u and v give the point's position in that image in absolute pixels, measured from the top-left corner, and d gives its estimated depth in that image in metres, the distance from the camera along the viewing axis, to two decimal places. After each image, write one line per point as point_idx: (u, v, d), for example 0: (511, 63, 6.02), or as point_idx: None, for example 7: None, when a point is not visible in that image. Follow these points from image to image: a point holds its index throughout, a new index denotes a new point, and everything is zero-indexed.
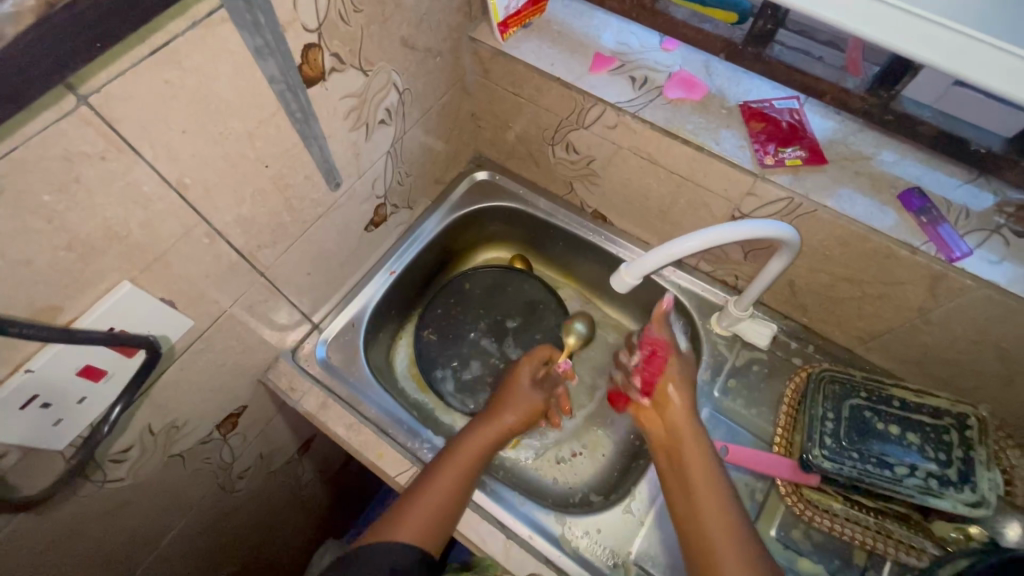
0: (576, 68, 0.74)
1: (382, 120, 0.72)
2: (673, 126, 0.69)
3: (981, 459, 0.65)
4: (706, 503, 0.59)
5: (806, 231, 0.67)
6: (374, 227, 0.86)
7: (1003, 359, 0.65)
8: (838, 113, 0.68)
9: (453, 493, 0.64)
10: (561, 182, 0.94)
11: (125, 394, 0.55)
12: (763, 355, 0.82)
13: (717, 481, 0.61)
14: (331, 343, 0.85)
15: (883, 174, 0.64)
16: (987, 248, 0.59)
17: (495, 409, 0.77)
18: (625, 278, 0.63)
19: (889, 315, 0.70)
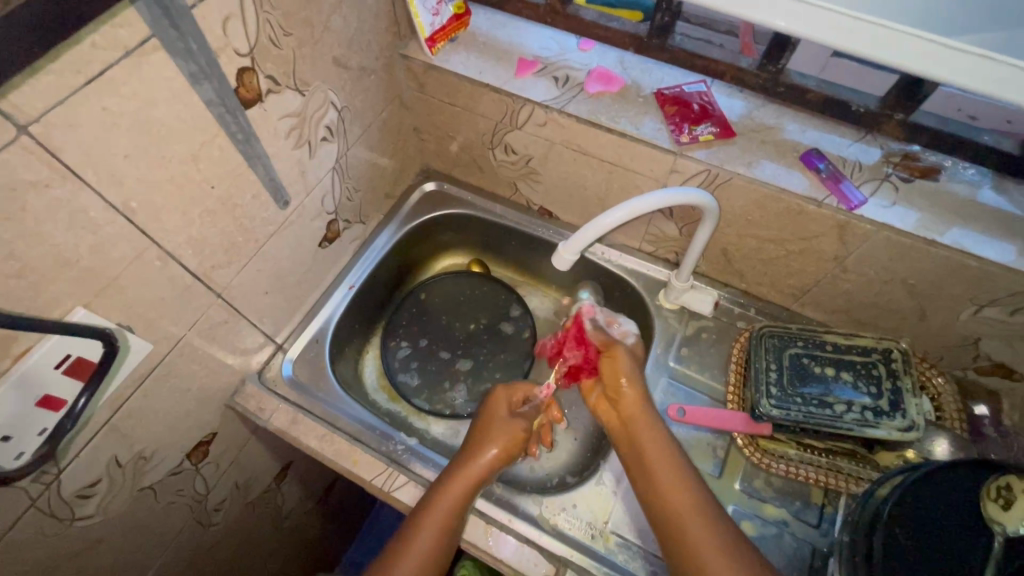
0: (503, 73, 0.80)
1: (324, 137, 0.76)
2: (594, 116, 0.75)
3: (907, 387, 0.72)
4: (675, 491, 0.60)
5: (726, 201, 0.74)
6: (328, 243, 0.88)
7: (912, 294, 0.72)
8: (741, 92, 0.75)
9: (436, 539, 0.63)
10: (506, 184, 0.98)
11: (82, 400, 0.51)
12: (710, 322, 0.87)
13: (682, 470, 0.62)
14: (297, 361, 0.87)
15: (786, 141, 0.71)
16: (879, 195, 0.66)
17: (480, 438, 0.72)
18: (564, 255, 0.68)
19: (813, 268, 0.76)
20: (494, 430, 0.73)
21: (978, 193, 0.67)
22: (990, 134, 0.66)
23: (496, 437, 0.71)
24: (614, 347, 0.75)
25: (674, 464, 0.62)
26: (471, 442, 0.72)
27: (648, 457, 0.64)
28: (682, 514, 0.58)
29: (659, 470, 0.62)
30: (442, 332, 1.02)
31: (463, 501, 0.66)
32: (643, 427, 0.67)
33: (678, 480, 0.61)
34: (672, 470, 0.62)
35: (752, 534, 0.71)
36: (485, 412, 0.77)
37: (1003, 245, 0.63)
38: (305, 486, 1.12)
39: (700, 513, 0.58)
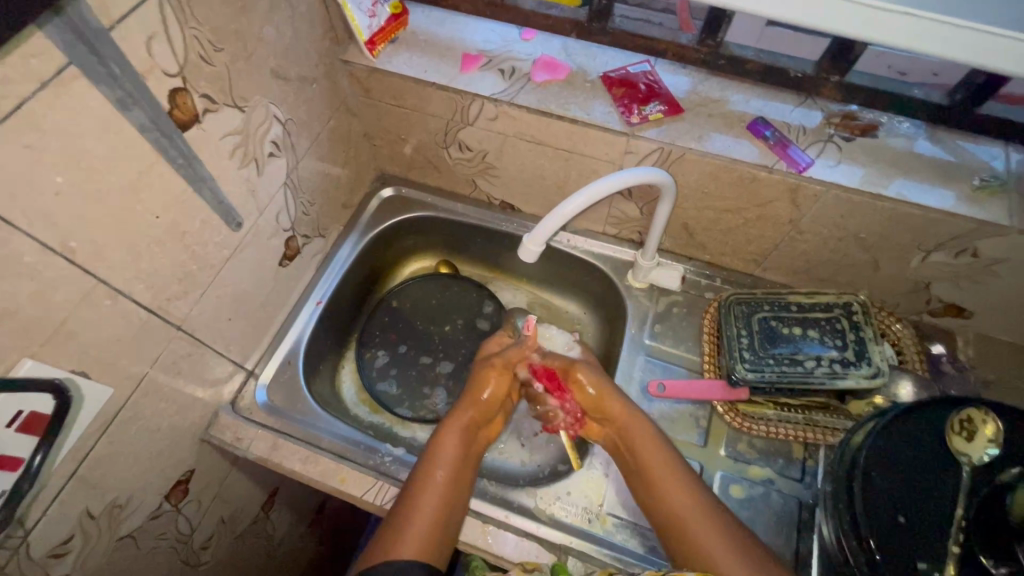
0: (448, 71, 0.79)
1: (270, 153, 0.73)
2: (545, 105, 0.75)
3: (870, 336, 0.75)
4: (678, 500, 0.62)
5: (681, 176, 0.75)
6: (288, 261, 0.86)
7: (865, 247, 0.75)
8: (684, 68, 0.76)
9: (444, 495, 0.65)
10: (464, 182, 0.97)
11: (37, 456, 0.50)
12: (678, 296, 0.89)
13: (683, 479, 0.64)
14: (271, 385, 0.85)
15: (733, 112, 0.73)
16: (824, 156, 0.69)
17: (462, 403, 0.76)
18: (529, 247, 0.68)
19: (771, 233, 0.78)
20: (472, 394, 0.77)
21: (915, 144, 0.69)
22: (919, 88, 0.69)
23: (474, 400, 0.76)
24: (575, 368, 0.76)
25: (670, 469, 0.65)
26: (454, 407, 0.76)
27: (650, 467, 0.66)
28: (687, 519, 0.60)
29: (661, 477, 0.65)
30: (418, 337, 1.01)
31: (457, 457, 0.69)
32: (638, 433, 0.69)
33: (677, 481, 0.64)
34: (672, 475, 0.64)
35: (742, 497, 0.73)
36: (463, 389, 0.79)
37: (942, 192, 0.66)
38: (294, 511, 1.10)
39: (703, 512, 0.60)
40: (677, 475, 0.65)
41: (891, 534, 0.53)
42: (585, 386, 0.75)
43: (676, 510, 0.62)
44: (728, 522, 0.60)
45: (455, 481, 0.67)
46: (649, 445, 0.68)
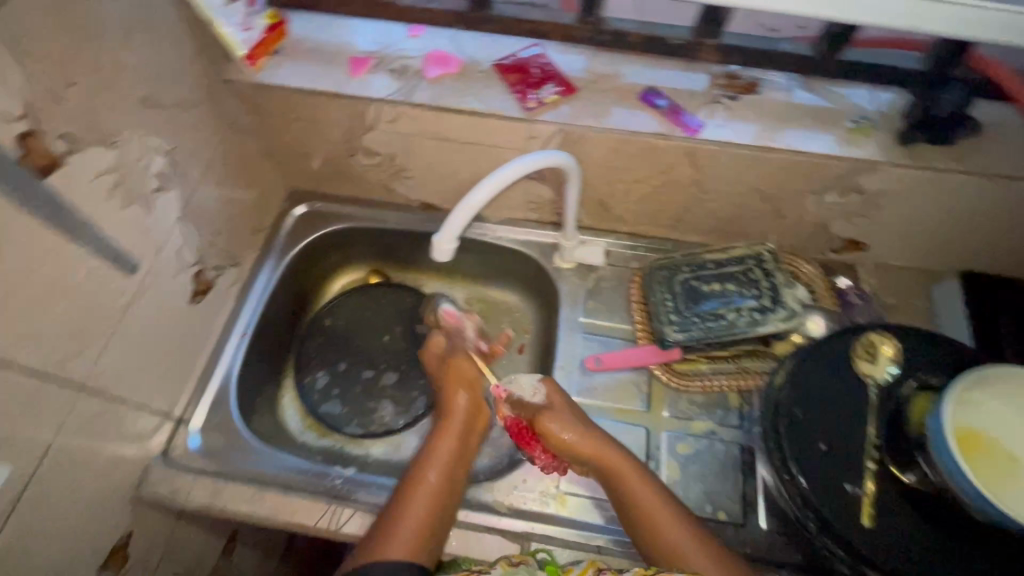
0: (338, 77, 0.76)
1: (157, 186, 0.69)
2: (442, 100, 0.74)
3: (781, 282, 0.80)
4: (677, 543, 0.62)
5: (585, 154, 0.76)
6: (201, 297, 0.82)
7: (766, 198, 0.79)
8: (573, 47, 0.77)
9: (437, 489, 0.67)
10: (379, 188, 0.95)
11: None
12: (605, 270, 0.90)
13: (682, 520, 0.63)
14: (203, 429, 0.81)
15: (626, 85, 0.74)
16: (713, 117, 0.72)
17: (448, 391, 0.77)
18: (442, 247, 0.67)
19: (680, 198, 0.81)
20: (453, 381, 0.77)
21: (794, 95, 0.73)
22: (788, 42, 0.73)
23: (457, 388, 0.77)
24: (546, 425, 0.70)
25: (667, 510, 0.64)
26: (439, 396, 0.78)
27: (645, 510, 0.64)
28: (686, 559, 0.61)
29: (658, 521, 0.63)
30: (358, 352, 0.98)
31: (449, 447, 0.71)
32: (630, 477, 0.66)
33: (677, 524, 0.63)
34: (669, 516, 0.63)
35: (689, 452, 0.76)
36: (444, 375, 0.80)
37: (822, 137, 0.71)
38: (258, 553, 1.05)
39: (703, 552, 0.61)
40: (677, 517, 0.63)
41: (811, 460, 0.60)
42: (562, 438, 0.69)
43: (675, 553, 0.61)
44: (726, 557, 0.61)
45: (445, 482, 0.68)
46: (642, 488, 0.65)
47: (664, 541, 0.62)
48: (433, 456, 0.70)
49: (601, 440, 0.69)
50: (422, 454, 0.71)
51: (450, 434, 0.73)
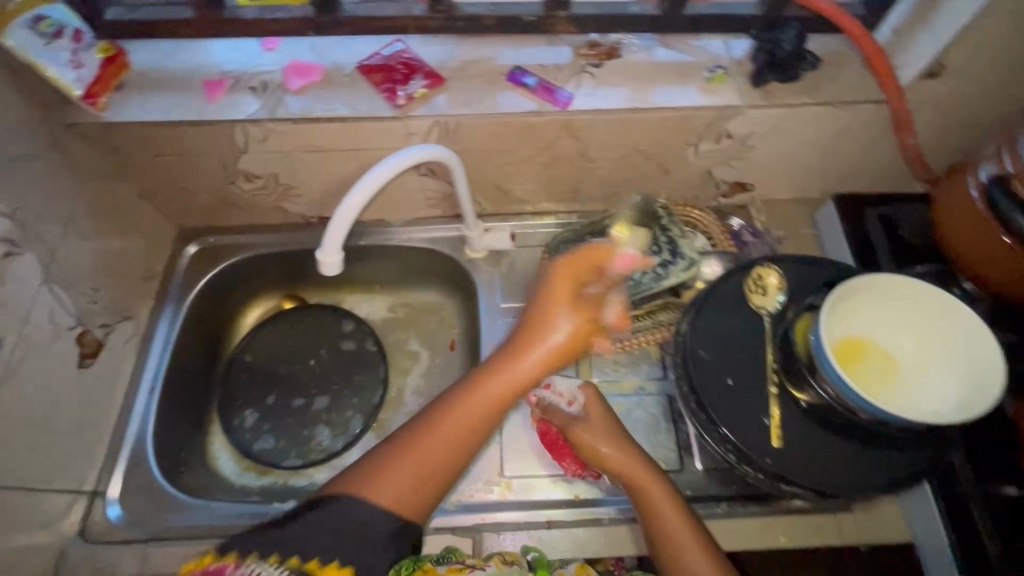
0: (194, 103, 0.73)
1: (7, 252, 0.63)
2: (309, 111, 0.72)
3: (676, 233, 0.82)
4: (669, 524, 0.61)
5: (467, 142, 0.76)
6: (89, 360, 0.76)
7: (649, 157, 0.81)
8: (435, 39, 0.77)
9: (465, 432, 0.59)
10: (272, 211, 0.91)
11: None
12: (516, 253, 0.91)
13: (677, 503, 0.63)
14: (123, 496, 0.75)
15: (493, 69, 0.75)
16: (581, 87, 0.74)
17: (539, 324, 0.61)
18: (328, 260, 0.65)
19: (570, 170, 0.83)
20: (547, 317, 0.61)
21: (654, 55, 0.76)
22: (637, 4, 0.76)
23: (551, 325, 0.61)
24: (580, 436, 0.68)
25: (665, 495, 0.63)
26: (523, 329, 0.62)
27: (645, 494, 0.64)
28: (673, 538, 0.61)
29: (659, 507, 0.63)
30: (285, 382, 0.95)
31: (501, 391, 0.61)
32: (637, 467, 0.65)
33: (673, 507, 0.62)
34: (665, 499, 0.63)
35: (622, 413, 0.78)
36: (544, 303, 0.61)
37: (686, 91, 0.74)
38: None
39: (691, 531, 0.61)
40: (675, 502, 0.63)
41: (716, 395, 0.64)
42: (589, 444, 0.67)
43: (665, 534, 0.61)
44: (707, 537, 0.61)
45: (468, 434, 0.60)
46: (644, 473, 0.65)
47: (660, 524, 0.62)
48: (469, 400, 0.60)
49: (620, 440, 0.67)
50: (459, 387, 0.62)
51: (505, 378, 0.61)
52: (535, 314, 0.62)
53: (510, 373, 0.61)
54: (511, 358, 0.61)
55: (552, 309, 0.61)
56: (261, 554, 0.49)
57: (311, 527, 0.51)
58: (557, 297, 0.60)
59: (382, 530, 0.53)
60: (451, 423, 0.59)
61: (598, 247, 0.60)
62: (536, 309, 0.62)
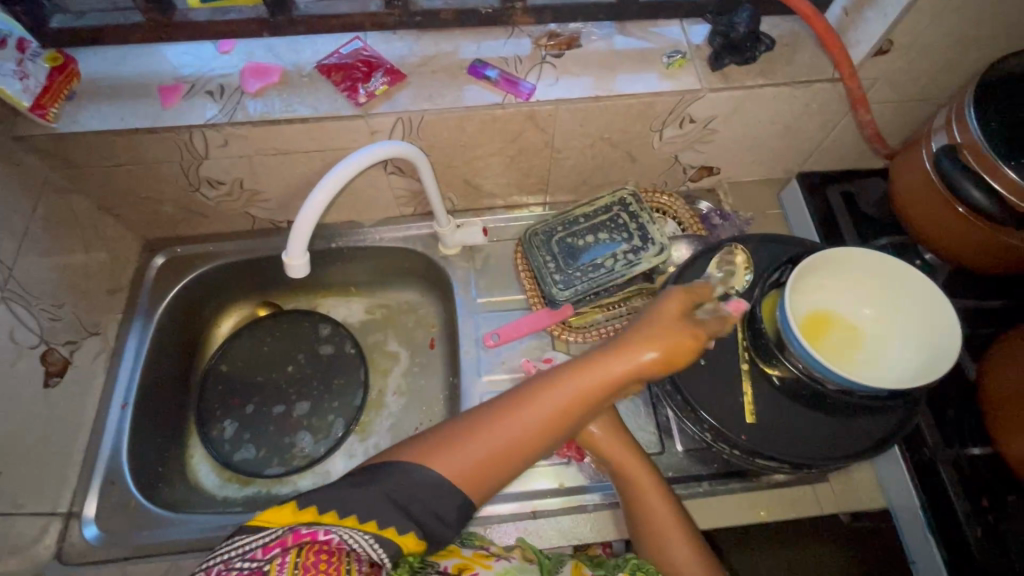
0: (149, 111, 0.71)
1: None
2: (268, 113, 0.71)
3: (647, 220, 0.83)
4: (659, 511, 0.63)
5: (432, 138, 0.76)
6: (55, 379, 0.75)
7: (615, 145, 0.82)
8: (395, 34, 0.77)
9: (543, 425, 0.54)
10: (240, 218, 0.90)
11: None
12: (490, 247, 0.91)
13: (665, 492, 0.65)
14: (100, 516, 0.74)
15: (455, 63, 0.75)
16: (543, 78, 0.74)
17: (638, 337, 0.54)
18: (294, 262, 0.64)
19: (538, 162, 0.83)
20: (658, 333, 0.54)
21: (614, 43, 0.77)
22: None
23: (657, 342, 0.54)
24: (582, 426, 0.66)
25: (655, 485, 0.65)
26: (624, 337, 0.55)
27: (636, 484, 0.65)
28: (661, 526, 0.62)
29: (647, 496, 0.64)
30: (264, 389, 0.93)
31: (586, 397, 0.54)
32: (630, 458, 0.66)
33: (660, 495, 0.64)
34: (654, 489, 0.64)
35: None
36: (654, 316, 0.55)
37: (647, 77, 0.74)
38: None
39: (677, 520, 0.63)
40: (664, 491, 0.65)
41: (689, 375, 0.65)
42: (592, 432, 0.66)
43: (652, 521, 0.63)
44: (692, 525, 0.64)
45: (554, 428, 0.55)
46: (633, 463, 0.65)
47: (648, 511, 0.63)
48: (564, 394, 0.54)
49: (618, 433, 0.67)
50: (549, 380, 0.55)
51: (604, 378, 0.54)
52: (634, 327, 0.56)
53: (607, 374, 0.54)
54: (613, 357, 0.54)
55: (667, 325, 0.54)
56: (333, 513, 0.50)
57: (371, 491, 0.51)
58: (665, 314, 0.55)
59: (445, 509, 0.53)
60: (540, 411, 0.54)
61: (704, 285, 0.58)
62: (647, 321, 0.55)
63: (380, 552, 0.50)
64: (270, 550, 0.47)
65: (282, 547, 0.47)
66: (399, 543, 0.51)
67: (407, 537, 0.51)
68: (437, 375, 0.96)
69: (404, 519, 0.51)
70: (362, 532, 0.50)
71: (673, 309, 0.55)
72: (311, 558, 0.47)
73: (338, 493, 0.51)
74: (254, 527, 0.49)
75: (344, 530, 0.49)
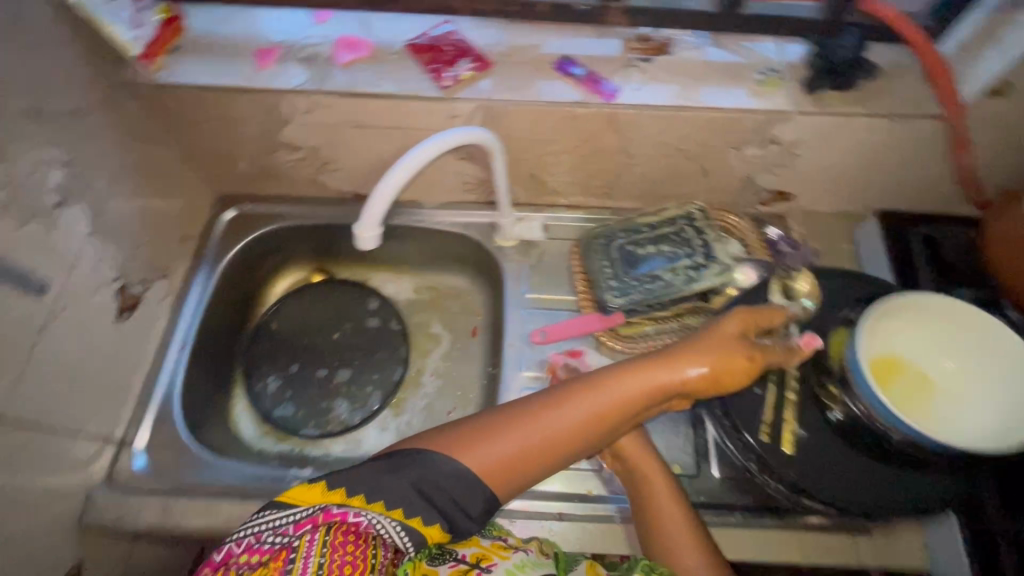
0: (245, 71, 0.74)
1: (60, 202, 0.65)
2: (354, 86, 0.73)
3: (712, 238, 0.82)
4: (674, 521, 0.62)
5: (508, 129, 0.76)
6: (126, 314, 0.78)
7: (691, 158, 0.80)
8: (485, 23, 0.77)
9: (577, 427, 0.55)
10: (309, 184, 0.93)
11: None
12: (546, 245, 0.91)
13: (684, 506, 0.64)
14: (149, 448, 0.78)
15: (542, 57, 0.75)
16: (628, 81, 0.73)
17: (689, 350, 0.58)
18: (364, 235, 0.66)
19: (608, 165, 0.82)
20: (709, 348, 0.57)
21: (705, 54, 0.75)
22: None
23: (707, 354, 0.57)
24: None
25: (674, 499, 0.64)
26: (673, 350, 0.59)
27: (654, 493, 0.64)
28: (677, 539, 0.61)
29: (664, 507, 0.63)
30: (308, 352, 0.96)
31: (627, 403, 0.56)
32: (649, 463, 0.66)
33: (678, 509, 0.63)
34: (672, 501, 0.64)
35: None
36: (702, 333, 0.59)
37: (735, 92, 0.72)
38: None
39: (695, 535, 0.62)
40: (683, 505, 0.64)
41: (743, 403, 0.63)
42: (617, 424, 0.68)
43: (667, 533, 0.62)
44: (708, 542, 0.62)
45: (588, 431, 0.56)
46: (654, 471, 0.66)
47: (662, 520, 0.63)
48: (605, 398, 0.56)
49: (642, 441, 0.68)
50: (588, 381, 0.57)
51: (651, 385, 0.57)
52: (684, 343, 0.59)
53: (656, 380, 0.57)
54: (661, 368, 0.57)
55: (717, 341, 0.58)
56: (361, 496, 0.50)
57: (399, 478, 0.51)
58: (722, 333, 0.59)
59: (466, 501, 0.53)
60: (580, 412, 0.56)
61: (767, 312, 0.62)
62: (697, 337, 0.59)
63: (405, 539, 0.51)
64: (302, 526, 0.48)
65: (312, 524, 0.48)
66: (425, 533, 0.52)
67: (432, 528, 0.52)
68: (475, 364, 0.97)
69: (431, 510, 0.51)
70: (389, 517, 0.50)
71: (726, 327, 0.59)
72: (338, 537, 0.48)
73: (368, 476, 0.51)
74: (284, 502, 0.49)
75: (374, 515, 0.50)
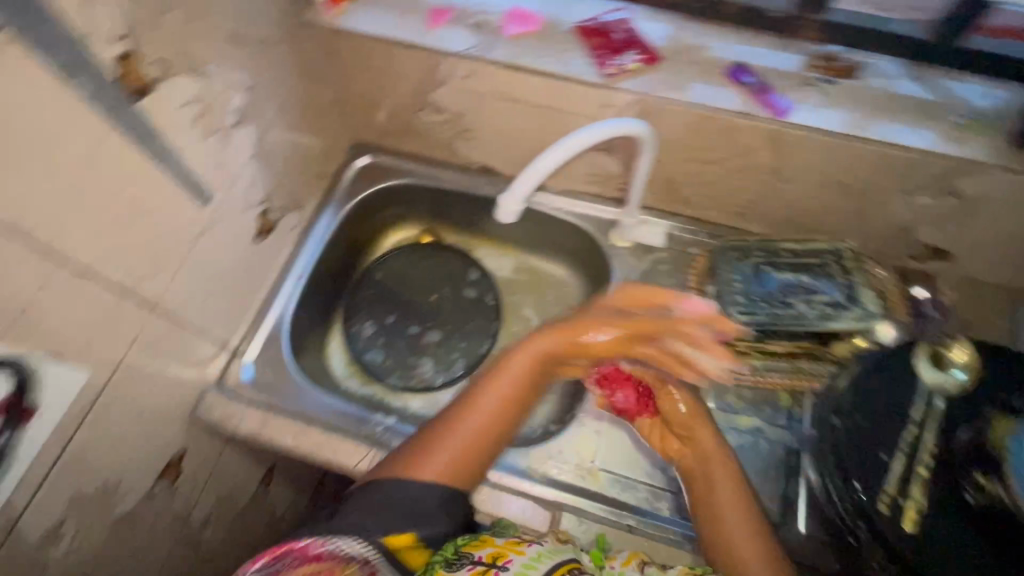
0: (416, 27, 0.76)
1: (235, 123, 0.71)
2: (515, 59, 0.73)
3: (859, 281, 0.75)
4: (739, 538, 0.62)
5: (659, 128, 0.73)
6: (263, 236, 0.84)
7: (847, 193, 0.74)
8: (659, 15, 0.75)
9: (500, 407, 0.65)
10: (442, 147, 0.95)
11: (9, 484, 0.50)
12: (664, 253, 0.88)
13: (755, 524, 0.63)
14: (256, 362, 0.84)
15: (713, 59, 0.71)
16: (804, 100, 0.68)
17: (609, 322, 0.64)
18: (510, 206, 0.70)
19: (753, 184, 0.78)
20: (634, 324, 0.64)
21: (895, 85, 0.69)
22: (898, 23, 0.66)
23: (620, 323, 0.64)
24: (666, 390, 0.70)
25: (745, 515, 0.63)
26: (608, 320, 0.65)
27: (723, 509, 0.64)
28: (743, 558, 0.61)
29: (733, 523, 0.63)
30: (406, 307, 1.00)
31: (546, 361, 0.67)
32: (718, 462, 0.67)
33: (747, 527, 0.62)
34: (742, 514, 0.63)
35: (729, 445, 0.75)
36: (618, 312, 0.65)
37: (922, 131, 0.66)
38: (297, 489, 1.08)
39: (768, 561, 0.61)
40: (757, 527, 0.63)
41: None
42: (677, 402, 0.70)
43: (736, 554, 0.61)
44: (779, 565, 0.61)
45: (508, 409, 0.66)
46: (726, 481, 0.65)
47: (726, 531, 0.63)
48: (523, 361, 0.66)
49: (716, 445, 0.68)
50: (503, 365, 0.67)
51: (569, 341, 0.66)
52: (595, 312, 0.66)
53: (574, 340, 0.66)
54: (573, 333, 0.66)
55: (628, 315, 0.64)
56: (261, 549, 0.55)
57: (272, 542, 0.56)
58: (668, 318, 0.63)
59: (429, 498, 0.61)
60: (496, 395, 0.65)
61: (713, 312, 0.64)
62: (610, 310, 0.65)
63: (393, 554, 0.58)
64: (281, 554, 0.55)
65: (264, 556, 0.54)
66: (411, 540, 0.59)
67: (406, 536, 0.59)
68: None
69: (400, 520, 0.59)
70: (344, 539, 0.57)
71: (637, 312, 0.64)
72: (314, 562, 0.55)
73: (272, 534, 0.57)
74: None
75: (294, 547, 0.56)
